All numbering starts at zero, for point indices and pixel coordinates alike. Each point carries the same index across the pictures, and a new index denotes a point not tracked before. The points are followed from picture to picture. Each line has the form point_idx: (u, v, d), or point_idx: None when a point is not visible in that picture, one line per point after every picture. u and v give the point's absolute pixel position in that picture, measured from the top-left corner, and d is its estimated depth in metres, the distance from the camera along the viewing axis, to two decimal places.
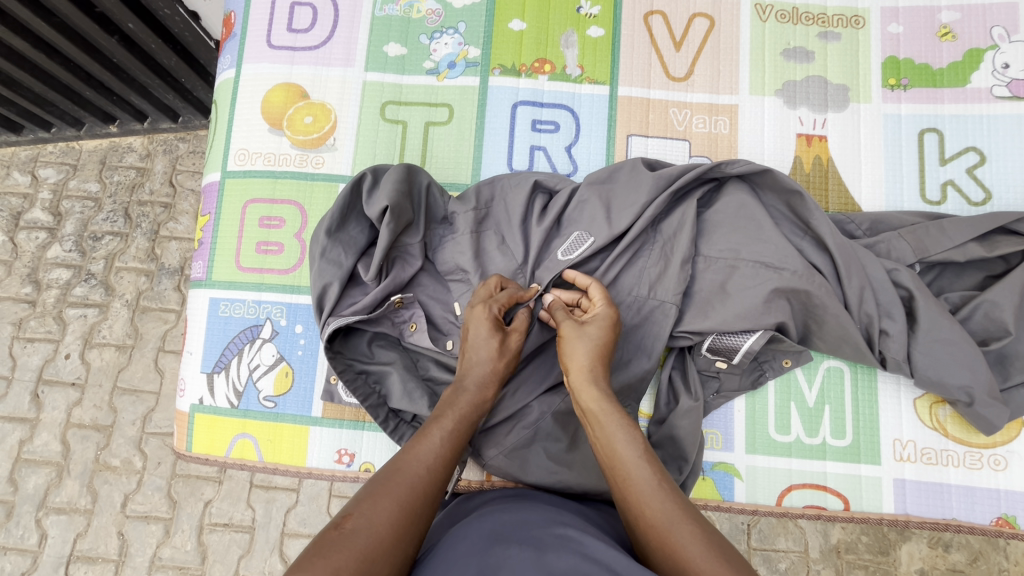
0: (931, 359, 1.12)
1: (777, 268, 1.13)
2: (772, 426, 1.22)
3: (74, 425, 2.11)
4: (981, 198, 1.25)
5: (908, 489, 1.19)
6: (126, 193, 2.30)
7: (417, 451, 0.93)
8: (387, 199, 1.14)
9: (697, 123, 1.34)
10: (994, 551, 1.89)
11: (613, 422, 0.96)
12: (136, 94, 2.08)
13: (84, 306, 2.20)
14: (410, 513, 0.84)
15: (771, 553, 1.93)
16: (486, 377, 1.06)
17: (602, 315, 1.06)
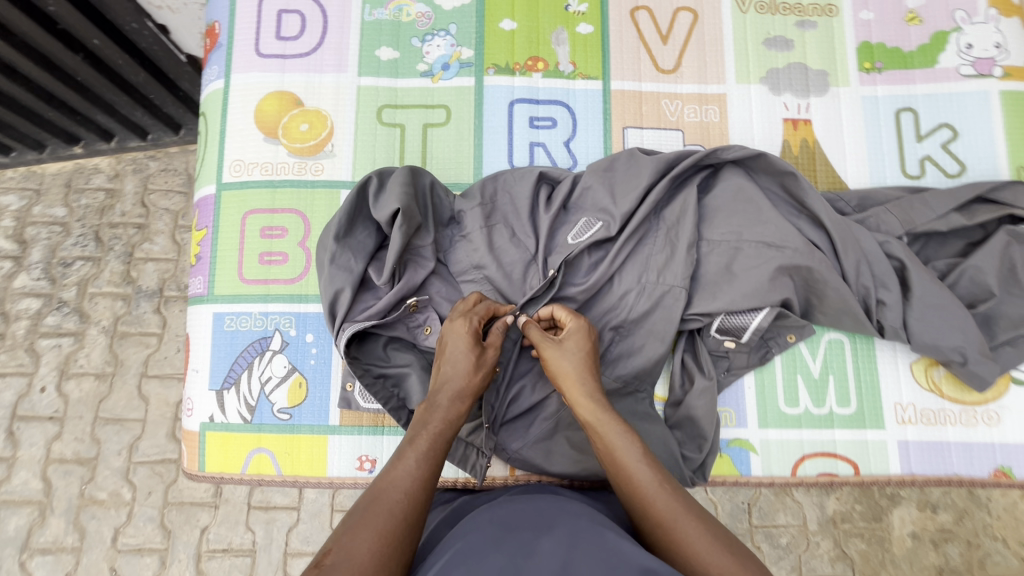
0: (926, 323, 1.18)
1: (779, 246, 1.17)
2: (782, 399, 1.26)
3: (54, 460, 2.01)
4: (956, 170, 1.33)
5: (912, 450, 1.25)
6: (95, 216, 2.22)
7: (397, 471, 0.92)
8: (397, 202, 1.14)
9: (688, 113, 1.38)
10: (977, 508, 2.00)
11: (612, 430, 1.00)
12: (103, 113, 2.04)
13: (58, 336, 2.12)
14: (396, 537, 0.83)
15: (772, 529, 2.00)
16: (462, 390, 1.06)
17: (575, 331, 1.11)
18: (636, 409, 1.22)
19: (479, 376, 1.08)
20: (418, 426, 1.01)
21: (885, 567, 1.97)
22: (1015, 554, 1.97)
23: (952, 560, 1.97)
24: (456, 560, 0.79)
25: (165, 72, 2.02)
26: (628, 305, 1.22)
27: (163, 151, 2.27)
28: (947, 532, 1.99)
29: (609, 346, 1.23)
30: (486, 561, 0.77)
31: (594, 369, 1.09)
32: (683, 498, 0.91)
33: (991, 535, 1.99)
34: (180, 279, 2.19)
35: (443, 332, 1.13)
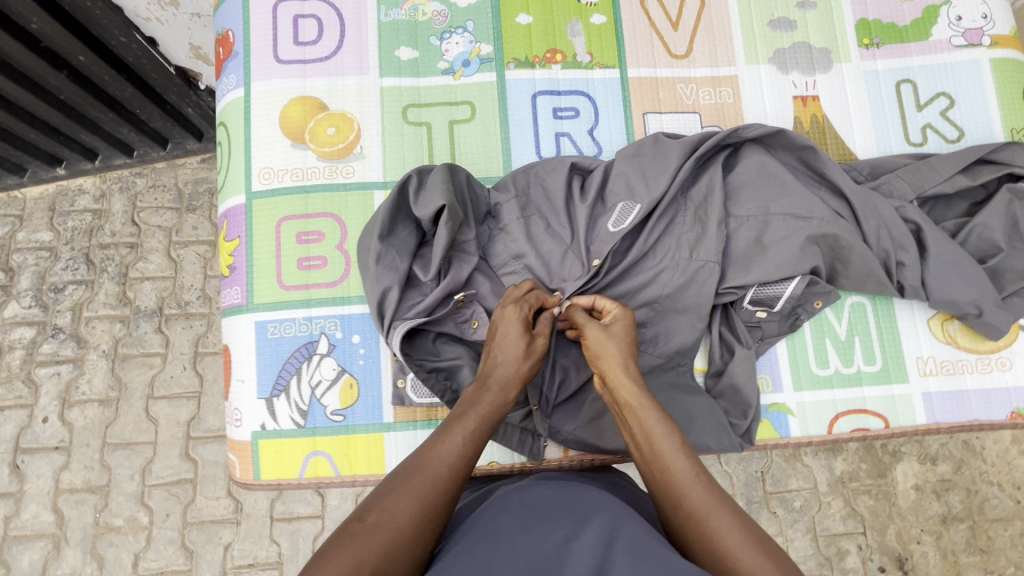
0: (943, 280, 1.26)
1: (807, 217, 1.24)
2: (813, 362, 1.33)
3: (64, 490, 2.01)
4: (956, 135, 1.41)
5: (935, 400, 1.33)
6: (84, 238, 2.21)
7: (442, 446, 0.94)
8: (442, 198, 1.16)
9: (703, 95, 1.43)
10: (975, 457, 2.12)
11: (651, 418, 1.00)
12: (87, 132, 2.01)
13: (55, 363, 2.11)
14: (434, 507, 0.87)
15: (786, 494, 2.08)
16: (510, 374, 1.08)
17: (620, 318, 1.14)
18: (680, 381, 1.27)
19: (526, 362, 1.09)
20: (465, 404, 1.04)
21: (892, 520, 2.07)
22: (1010, 497, 2.10)
23: (954, 507, 2.09)
24: (492, 541, 0.83)
25: (153, 87, 1.98)
26: (665, 283, 1.27)
27: (151, 168, 2.25)
28: (948, 481, 2.10)
29: (651, 324, 1.27)
30: (523, 546, 0.81)
31: (635, 359, 1.10)
32: (715, 491, 0.90)
33: (989, 481, 2.11)
34: (179, 296, 2.16)
35: (495, 319, 1.14)
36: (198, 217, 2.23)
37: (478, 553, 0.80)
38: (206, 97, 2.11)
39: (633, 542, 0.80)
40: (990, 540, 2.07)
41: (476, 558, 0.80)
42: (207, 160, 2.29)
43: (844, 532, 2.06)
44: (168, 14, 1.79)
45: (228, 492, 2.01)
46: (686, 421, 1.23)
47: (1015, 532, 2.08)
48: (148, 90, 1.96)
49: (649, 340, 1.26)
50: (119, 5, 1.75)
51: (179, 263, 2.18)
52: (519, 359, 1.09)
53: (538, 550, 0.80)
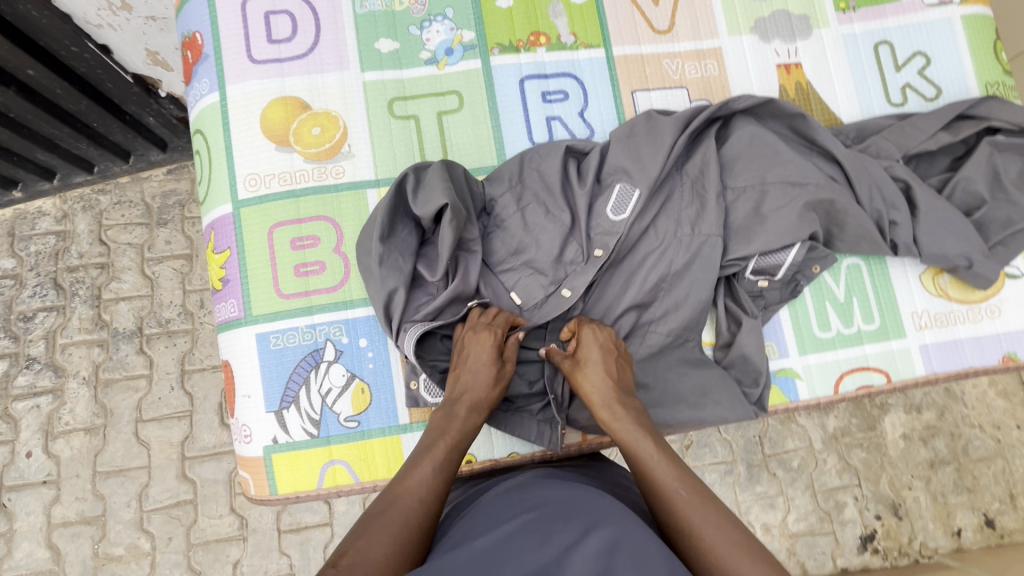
0: (933, 235, 1.30)
1: (803, 184, 1.26)
2: (815, 326, 1.36)
3: (58, 525, 1.94)
4: (934, 93, 1.44)
5: (932, 352, 1.38)
6: (50, 262, 2.10)
7: (411, 486, 0.97)
8: (444, 197, 1.14)
9: (689, 70, 1.43)
10: (956, 403, 2.22)
11: (643, 446, 1.02)
12: (43, 150, 1.90)
13: (33, 395, 2.01)
14: (408, 542, 0.88)
15: (784, 455, 2.13)
16: (475, 398, 1.12)
17: (601, 344, 1.17)
18: (690, 354, 1.28)
19: (490, 385, 1.13)
20: (438, 436, 1.07)
21: (885, 470, 2.15)
22: (991, 437, 2.20)
23: (940, 452, 2.18)
24: (491, 544, 0.80)
25: (109, 98, 1.88)
26: (669, 260, 1.27)
27: (114, 183, 2.14)
28: (933, 428, 2.19)
29: (657, 301, 1.27)
30: (523, 549, 0.78)
31: (622, 390, 1.13)
32: (717, 511, 0.92)
33: (970, 424, 2.20)
34: (159, 314, 2.07)
35: (456, 346, 1.18)
36: (170, 230, 2.14)
37: (479, 558, 0.77)
38: (168, 104, 2.00)
39: (638, 551, 0.78)
40: (975, 479, 2.17)
41: (476, 560, 0.77)
42: (174, 171, 2.19)
43: (840, 485, 2.13)
44: (121, 18, 1.67)
45: (232, 509, 1.97)
46: (701, 393, 1.24)
47: (996, 469, 2.18)
48: (106, 102, 1.86)
49: (658, 317, 1.27)
50: (66, 12, 1.62)
51: (155, 280, 2.10)
52: (484, 385, 1.13)
53: (539, 555, 0.78)
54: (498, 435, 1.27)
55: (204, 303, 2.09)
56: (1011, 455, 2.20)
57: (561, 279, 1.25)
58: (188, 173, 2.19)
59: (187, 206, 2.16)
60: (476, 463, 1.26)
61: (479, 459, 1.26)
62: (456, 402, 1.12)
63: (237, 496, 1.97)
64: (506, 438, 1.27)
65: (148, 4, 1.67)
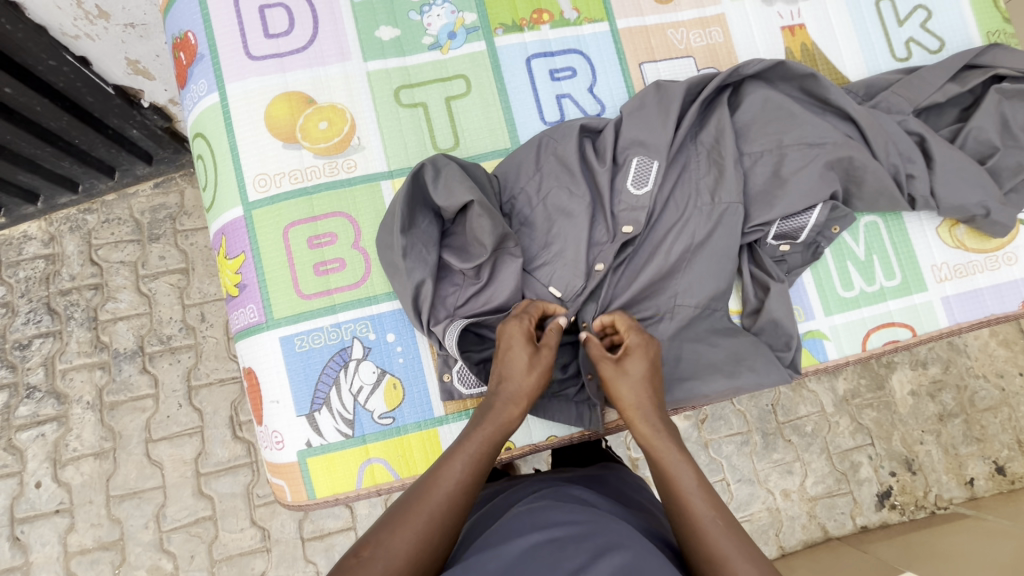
0: (949, 186, 1.31)
1: (820, 144, 1.27)
2: (839, 285, 1.36)
3: (75, 553, 1.89)
4: (937, 46, 1.45)
5: (954, 303, 1.39)
6: (41, 286, 2.04)
7: (444, 476, 0.94)
8: (471, 193, 1.14)
9: (694, 38, 1.41)
10: (960, 355, 2.25)
11: (672, 460, 0.98)
12: (25, 171, 1.82)
13: (37, 424, 1.96)
14: (433, 543, 0.86)
15: (797, 421, 2.14)
16: (516, 393, 1.06)
17: (635, 343, 1.10)
18: (718, 323, 1.26)
19: (533, 379, 1.07)
20: (475, 429, 1.02)
21: (897, 427, 2.17)
22: (995, 386, 2.24)
23: (948, 405, 2.21)
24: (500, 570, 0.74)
25: (90, 112, 1.80)
26: (689, 230, 1.25)
27: (101, 201, 2.08)
28: (939, 382, 2.22)
29: (680, 271, 1.24)
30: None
31: (657, 398, 1.07)
32: (739, 535, 0.88)
33: (975, 375, 2.24)
34: (159, 331, 2.02)
35: (500, 334, 1.12)
36: (162, 245, 2.08)
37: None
38: (152, 114, 1.93)
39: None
40: (984, 429, 2.20)
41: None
42: (161, 183, 2.13)
43: (854, 446, 2.14)
44: (99, 28, 1.59)
45: (252, 521, 1.93)
46: (735, 360, 1.23)
47: (1004, 417, 2.22)
48: (88, 116, 1.79)
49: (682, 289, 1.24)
50: (42, 24, 1.54)
51: (153, 297, 2.04)
52: (528, 382, 1.06)
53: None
54: (535, 419, 1.26)
55: (205, 316, 2.04)
56: (1016, 403, 2.23)
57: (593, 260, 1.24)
58: (177, 185, 2.13)
59: (178, 219, 2.10)
60: (515, 449, 1.26)
61: (517, 445, 1.26)
62: (500, 398, 1.06)
63: (256, 508, 1.94)
64: (544, 423, 1.27)
65: (126, 11, 1.58)
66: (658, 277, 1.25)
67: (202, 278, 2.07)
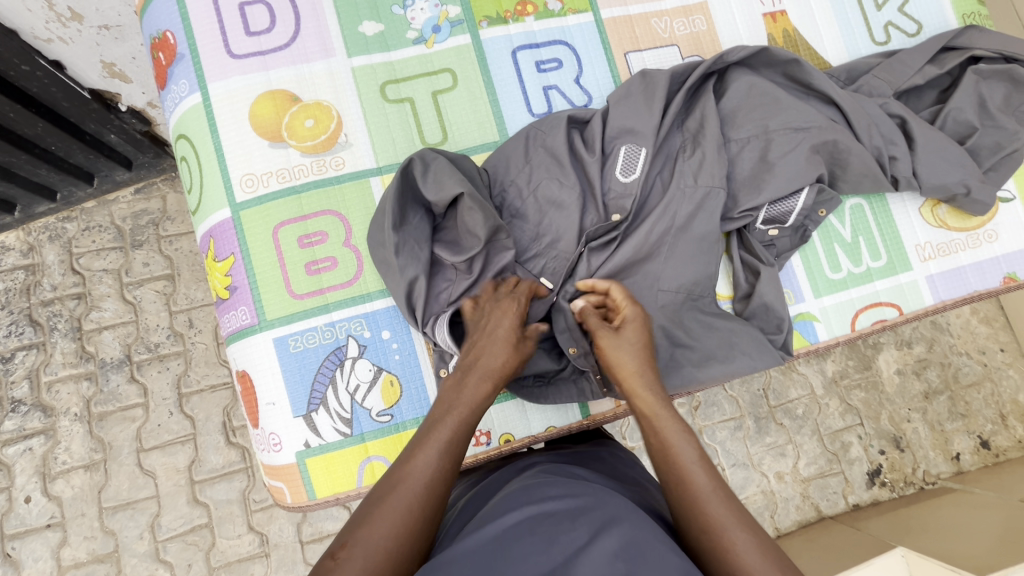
0: (930, 166, 1.34)
1: (805, 128, 1.28)
2: (827, 268, 1.38)
3: (68, 567, 1.85)
4: (915, 29, 1.48)
5: (938, 282, 1.42)
6: (22, 298, 1.99)
7: (415, 463, 0.91)
8: (461, 184, 1.15)
9: (678, 26, 1.42)
10: (943, 333, 2.30)
11: (672, 429, 0.96)
12: (0, 180, 1.77)
13: (23, 439, 1.92)
14: (415, 530, 0.84)
15: (788, 405, 2.17)
16: (480, 371, 1.05)
17: (632, 316, 1.11)
18: (708, 308, 1.26)
19: (505, 357, 1.07)
20: (438, 416, 0.99)
21: (884, 406, 2.22)
22: (978, 362, 2.29)
23: (933, 382, 2.26)
24: (496, 546, 0.76)
25: (66, 118, 1.76)
26: (672, 214, 1.24)
27: (80, 209, 2.04)
28: (924, 360, 2.27)
29: (667, 255, 1.24)
30: (530, 553, 0.74)
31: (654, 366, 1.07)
32: (736, 503, 0.87)
33: (958, 352, 2.29)
34: (146, 339, 1.99)
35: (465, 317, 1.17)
36: (146, 252, 2.05)
37: (484, 556, 0.74)
38: (129, 118, 1.88)
39: (651, 558, 0.73)
40: (968, 405, 2.26)
41: (479, 564, 0.73)
42: (142, 189, 2.09)
43: (844, 426, 2.18)
44: (72, 30, 1.55)
45: (250, 526, 1.92)
46: (728, 342, 1.24)
47: (986, 393, 2.27)
48: (64, 123, 1.75)
49: (671, 274, 1.24)
50: (12, 27, 1.49)
51: (138, 304, 2.01)
52: (501, 359, 1.07)
53: (548, 559, 0.73)
54: (533, 410, 1.27)
55: (193, 322, 2.02)
56: (998, 377, 2.29)
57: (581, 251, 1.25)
58: (159, 191, 2.09)
59: (161, 224, 2.07)
60: (516, 441, 1.27)
61: (518, 437, 1.26)
62: (462, 375, 1.05)
63: (254, 514, 1.92)
64: (542, 413, 1.27)
65: (99, 13, 1.54)
66: (648, 263, 1.25)
67: (188, 284, 2.04)
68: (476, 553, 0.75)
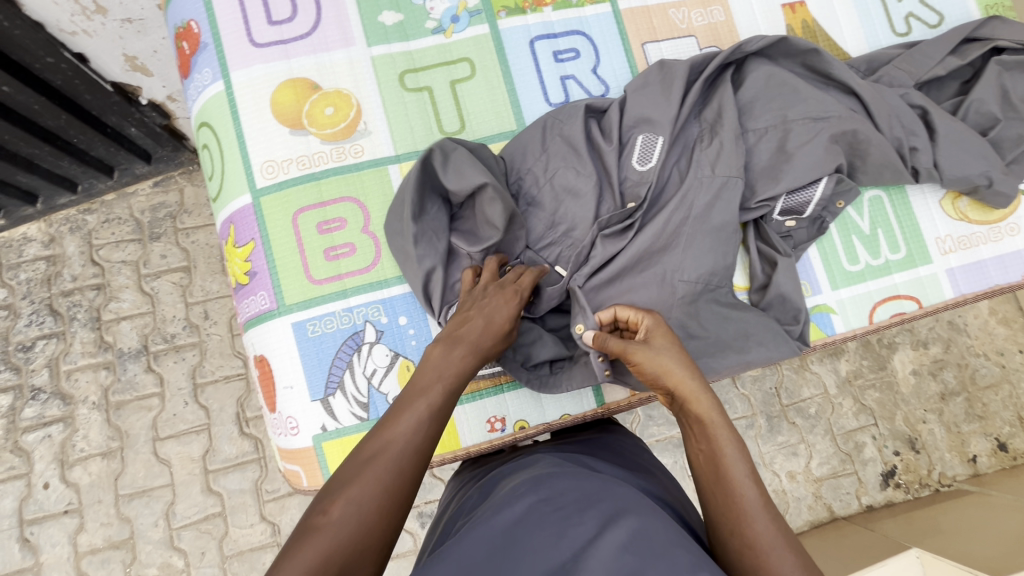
0: (952, 158, 1.32)
1: (824, 118, 1.28)
2: (845, 260, 1.37)
3: (85, 553, 1.89)
4: (936, 20, 1.47)
5: (959, 275, 1.40)
6: (43, 288, 2.03)
7: (399, 423, 0.88)
8: (483, 173, 1.16)
9: (696, 17, 1.42)
10: (961, 334, 2.27)
11: (722, 436, 0.91)
12: (24, 171, 1.81)
13: (43, 426, 1.95)
14: (398, 491, 0.82)
15: (801, 403, 2.16)
16: (470, 340, 1.02)
17: (652, 326, 1.06)
18: (724, 299, 1.25)
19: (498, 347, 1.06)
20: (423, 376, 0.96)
21: (899, 406, 2.19)
22: (996, 363, 2.26)
23: (950, 383, 2.23)
24: (504, 538, 0.77)
25: (89, 110, 1.79)
26: (689, 204, 1.24)
27: (101, 201, 2.07)
28: (941, 360, 2.24)
29: (685, 243, 1.23)
30: (539, 546, 0.74)
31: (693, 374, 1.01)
32: (777, 517, 0.84)
33: (975, 353, 2.26)
34: (163, 330, 2.02)
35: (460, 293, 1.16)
36: (164, 243, 2.08)
37: (494, 548, 0.76)
38: (150, 111, 1.91)
39: (659, 550, 0.71)
40: (985, 406, 2.22)
41: (488, 558, 0.74)
42: (161, 182, 2.12)
43: (858, 426, 2.16)
44: (96, 23, 1.57)
45: (263, 516, 1.94)
46: (745, 331, 1.23)
47: (1005, 394, 2.24)
48: (87, 115, 1.79)
49: (690, 263, 1.23)
50: (39, 20, 1.52)
51: (156, 296, 2.04)
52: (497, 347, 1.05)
53: (557, 553, 0.73)
54: (548, 397, 1.27)
55: (209, 314, 2.04)
56: (1017, 379, 2.25)
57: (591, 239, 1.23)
58: (177, 184, 2.13)
59: (179, 217, 2.10)
60: (530, 428, 1.27)
61: (532, 424, 1.26)
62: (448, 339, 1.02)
63: (266, 504, 1.95)
64: (556, 401, 1.28)
65: (123, 6, 1.57)
66: (666, 255, 1.24)
67: (205, 276, 2.07)
68: (487, 543, 0.76)
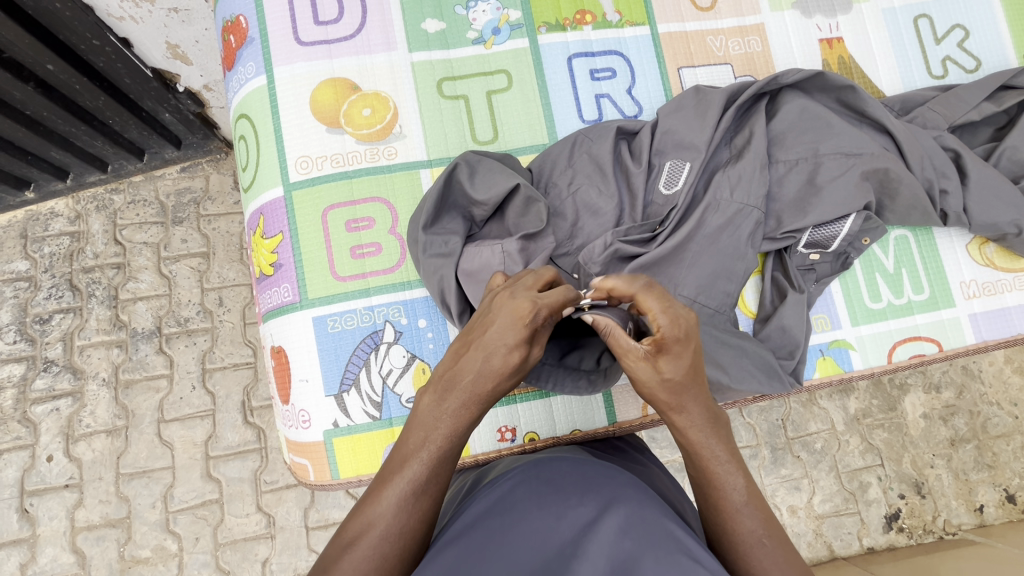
0: (981, 203, 1.33)
1: (857, 154, 1.28)
2: (867, 297, 1.37)
3: (81, 528, 1.90)
4: (973, 65, 1.47)
5: (981, 321, 1.39)
6: (65, 263, 2.07)
7: (409, 471, 0.85)
8: (516, 177, 1.19)
9: (733, 46, 1.44)
10: (975, 381, 2.23)
11: (706, 439, 0.89)
12: (58, 148, 1.86)
13: (53, 399, 1.98)
14: (403, 561, 0.80)
15: (807, 438, 2.13)
16: (481, 391, 0.87)
17: (680, 320, 0.84)
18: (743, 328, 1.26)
19: (509, 384, 0.89)
20: (440, 415, 0.87)
21: (907, 449, 2.16)
22: (1009, 413, 2.22)
23: (960, 430, 2.19)
24: (502, 516, 0.76)
25: (126, 93, 1.82)
26: (706, 224, 1.24)
27: (128, 182, 2.11)
28: (952, 406, 2.20)
29: (693, 260, 1.23)
30: (538, 526, 0.73)
31: (699, 382, 0.88)
32: (787, 551, 0.85)
33: (988, 402, 2.22)
34: (177, 313, 2.05)
35: (503, 304, 0.87)
36: (186, 229, 2.11)
37: (491, 529, 0.74)
38: (186, 99, 1.93)
39: (658, 540, 0.70)
40: (995, 456, 2.18)
41: (487, 537, 0.73)
42: (187, 168, 2.16)
43: (863, 466, 2.13)
44: (144, 10, 1.60)
45: (259, 507, 1.94)
46: (760, 360, 1.23)
47: (1016, 445, 2.20)
48: (124, 98, 1.82)
49: (692, 277, 1.23)
50: (89, 4, 1.55)
51: (173, 279, 2.07)
52: (500, 385, 0.87)
53: (556, 535, 0.72)
54: (560, 411, 1.28)
55: (223, 301, 2.07)
56: None
57: (607, 242, 1.22)
58: (203, 171, 2.17)
59: (202, 204, 2.14)
60: (540, 440, 1.26)
61: (542, 437, 1.26)
62: (455, 389, 0.87)
63: (264, 494, 1.95)
64: (568, 414, 1.28)
65: None
66: (671, 267, 1.24)
67: (223, 264, 2.10)
68: (484, 526, 0.75)
